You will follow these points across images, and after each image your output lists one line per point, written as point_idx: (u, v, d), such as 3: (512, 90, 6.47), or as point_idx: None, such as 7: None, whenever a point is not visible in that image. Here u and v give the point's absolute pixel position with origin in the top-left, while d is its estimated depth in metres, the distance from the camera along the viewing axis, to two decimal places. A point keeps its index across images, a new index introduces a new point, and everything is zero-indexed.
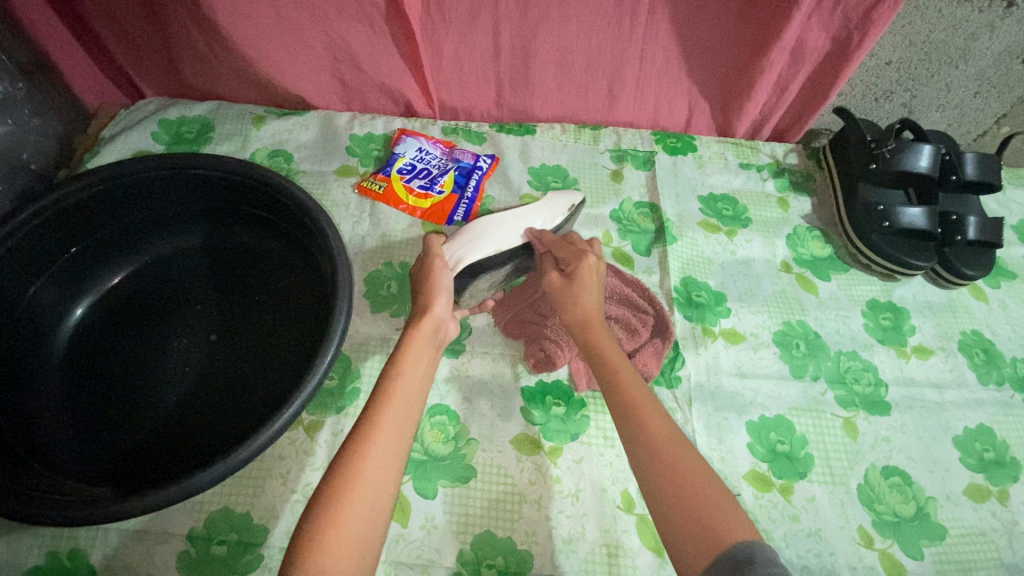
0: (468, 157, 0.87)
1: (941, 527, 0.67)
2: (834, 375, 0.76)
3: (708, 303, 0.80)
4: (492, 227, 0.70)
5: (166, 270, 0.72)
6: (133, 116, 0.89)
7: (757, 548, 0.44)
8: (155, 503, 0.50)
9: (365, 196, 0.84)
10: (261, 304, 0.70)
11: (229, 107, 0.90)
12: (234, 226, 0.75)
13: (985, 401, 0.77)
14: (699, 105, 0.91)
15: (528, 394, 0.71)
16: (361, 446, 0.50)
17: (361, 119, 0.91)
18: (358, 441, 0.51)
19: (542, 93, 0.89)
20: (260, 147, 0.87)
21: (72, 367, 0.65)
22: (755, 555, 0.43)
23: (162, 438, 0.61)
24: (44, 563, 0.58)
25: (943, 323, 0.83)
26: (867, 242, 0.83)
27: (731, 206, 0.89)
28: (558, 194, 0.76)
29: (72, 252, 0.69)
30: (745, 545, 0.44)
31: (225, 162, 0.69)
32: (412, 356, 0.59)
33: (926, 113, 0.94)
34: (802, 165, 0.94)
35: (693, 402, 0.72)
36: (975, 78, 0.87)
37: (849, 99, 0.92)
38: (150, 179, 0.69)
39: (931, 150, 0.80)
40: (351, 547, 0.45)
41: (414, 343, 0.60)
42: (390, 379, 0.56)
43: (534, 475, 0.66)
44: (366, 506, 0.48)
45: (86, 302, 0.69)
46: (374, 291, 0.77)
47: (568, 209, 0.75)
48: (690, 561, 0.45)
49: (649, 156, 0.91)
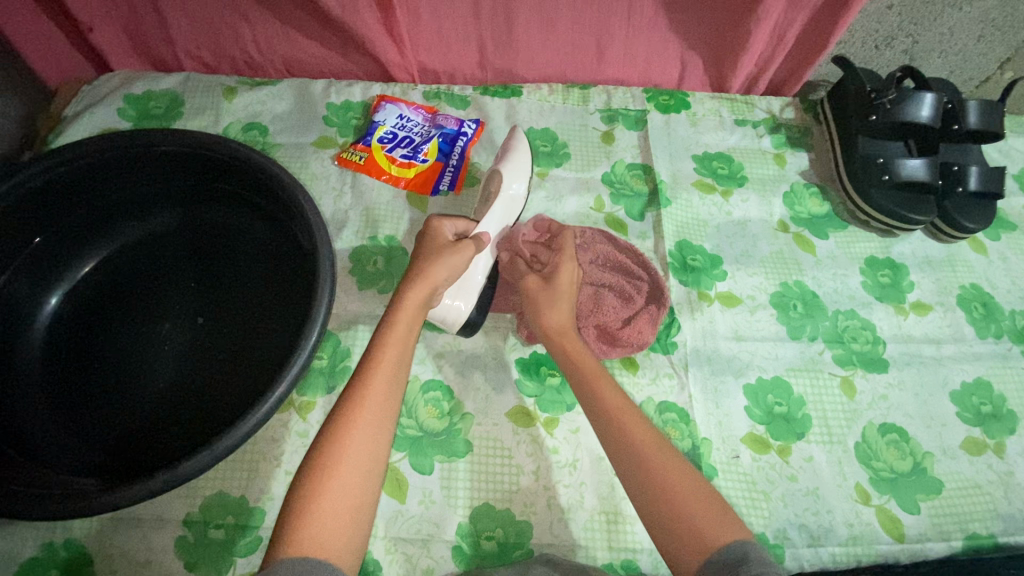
0: (451, 123, 0.83)
1: (938, 481, 0.68)
2: (831, 334, 0.75)
3: (703, 266, 0.78)
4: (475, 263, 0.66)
5: (144, 252, 0.69)
6: (96, 92, 0.84)
7: (750, 547, 0.44)
8: (145, 493, 0.48)
9: (345, 168, 0.80)
10: (244, 284, 0.67)
11: (197, 79, 0.85)
12: (211, 204, 0.71)
13: (982, 354, 0.76)
14: (691, 59, 0.87)
15: (522, 365, 0.70)
16: (347, 422, 0.49)
17: (338, 86, 0.86)
18: (345, 417, 0.50)
19: (527, 52, 0.84)
20: (233, 120, 0.82)
21: (53, 358, 0.63)
22: (748, 554, 0.43)
23: (152, 424, 0.60)
24: (40, 554, 0.57)
25: (942, 277, 0.81)
26: (866, 197, 0.81)
27: (726, 164, 0.86)
28: (508, 173, 0.71)
29: (39, 240, 0.65)
30: (739, 545, 0.44)
31: (194, 137, 0.65)
32: (405, 326, 0.56)
33: (928, 60, 0.90)
34: (799, 119, 0.91)
35: (689, 366, 0.71)
36: (979, 20, 0.83)
37: (848, 47, 0.88)
38: (114, 159, 0.65)
39: (933, 99, 0.77)
40: (337, 526, 0.45)
41: (405, 312, 0.56)
42: (376, 351, 0.54)
43: (531, 447, 0.66)
44: (352, 483, 0.47)
45: (62, 290, 0.66)
46: (361, 267, 0.74)
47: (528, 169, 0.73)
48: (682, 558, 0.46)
49: (641, 115, 0.88)
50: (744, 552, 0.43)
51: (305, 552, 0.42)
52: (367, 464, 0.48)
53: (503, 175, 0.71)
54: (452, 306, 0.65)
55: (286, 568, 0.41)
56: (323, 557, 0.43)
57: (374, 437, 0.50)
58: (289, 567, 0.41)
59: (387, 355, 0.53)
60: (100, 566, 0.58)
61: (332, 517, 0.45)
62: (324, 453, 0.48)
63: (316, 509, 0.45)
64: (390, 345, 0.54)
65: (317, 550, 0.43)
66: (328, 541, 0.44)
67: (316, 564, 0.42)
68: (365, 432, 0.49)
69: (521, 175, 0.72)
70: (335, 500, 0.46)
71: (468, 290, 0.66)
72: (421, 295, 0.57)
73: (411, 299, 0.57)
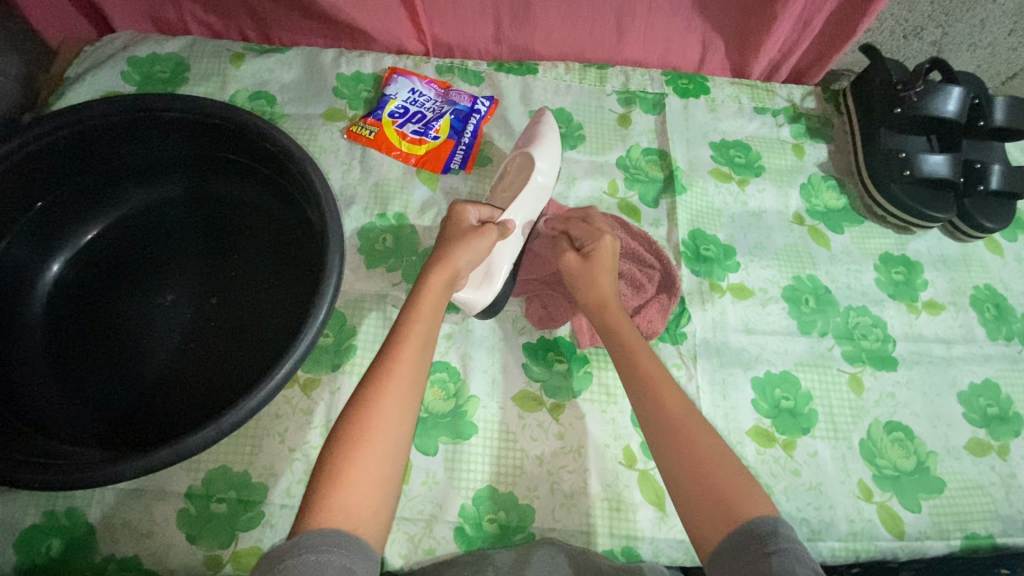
0: (465, 99, 0.81)
1: (940, 481, 0.68)
2: (843, 330, 0.74)
3: (716, 257, 0.77)
4: (500, 248, 0.65)
5: (147, 220, 0.67)
6: (98, 53, 0.81)
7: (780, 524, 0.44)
8: (146, 467, 0.48)
9: (354, 142, 0.78)
10: (250, 259, 0.66)
11: (204, 44, 0.82)
12: (215, 174, 0.69)
13: (992, 356, 0.76)
14: (713, 42, 0.84)
15: (529, 350, 0.69)
16: (373, 396, 0.49)
17: (348, 56, 0.83)
18: (370, 391, 0.49)
19: (544, 28, 0.81)
20: (240, 88, 0.80)
21: (55, 327, 0.62)
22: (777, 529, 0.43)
23: (157, 397, 0.60)
24: (41, 521, 0.57)
25: (957, 277, 0.80)
26: (885, 192, 0.79)
27: (744, 153, 0.84)
28: (535, 152, 0.69)
29: (39, 205, 0.64)
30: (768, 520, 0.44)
31: (201, 103, 0.63)
32: (429, 306, 0.55)
33: (956, 53, 0.88)
34: (821, 109, 0.88)
35: (697, 357, 0.71)
36: (1012, 13, 0.80)
37: (876, 35, 0.85)
38: (121, 124, 0.64)
39: (960, 93, 0.75)
40: (365, 501, 0.45)
41: (430, 290, 0.56)
42: (404, 328, 0.53)
43: (535, 431, 0.65)
44: (379, 457, 0.47)
45: (63, 258, 0.65)
46: (369, 245, 0.73)
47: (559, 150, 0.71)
48: (707, 536, 0.46)
49: (659, 99, 0.85)
50: (774, 526, 0.43)
51: (334, 523, 0.42)
52: (394, 440, 0.48)
53: (528, 153, 0.69)
54: (471, 292, 0.64)
55: (315, 538, 0.40)
56: (350, 529, 0.42)
57: (400, 412, 0.49)
58: (319, 538, 0.41)
59: (411, 332, 0.53)
60: (103, 536, 0.58)
61: (359, 491, 0.45)
62: (351, 427, 0.47)
63: (344, 483, 0.44)
64: (418, 323, 0.54)
65: (345, 521, 0.43)
66: (355, 515, 0.44)
67: (344, 536, 0.41)
68: (392, 407, 0.49)
69: (549, 155, 0.70)
70: (364, 473, 0.45)
71: (490, 278, 0.65)
72: (445, 277, 0.57)
73: (434, 279, 0.56)
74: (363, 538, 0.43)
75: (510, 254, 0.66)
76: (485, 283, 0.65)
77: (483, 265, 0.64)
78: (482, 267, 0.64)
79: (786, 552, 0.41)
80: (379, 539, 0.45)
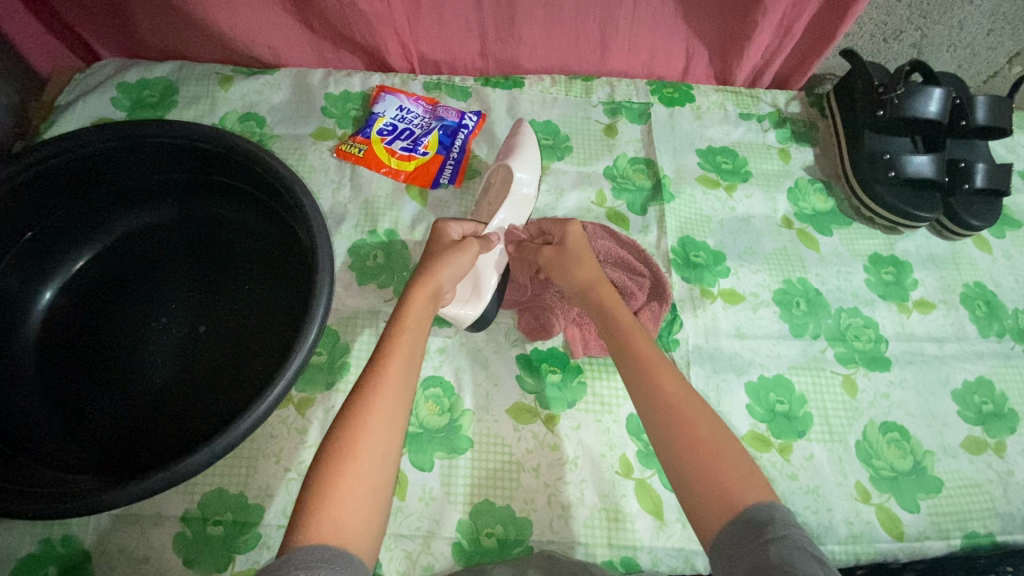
0: (452, 115, 0.82)
1: (938, 481, 0.68)
2: (834, 332, 0.75)
3: (706, 263, 0.77)
4: (485, 262, 0.65)
5: (139, 244, 0.68)
6: (88, 80, 0.82)
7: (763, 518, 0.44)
8: (139, 492, 0.48)
9: (344, 160, 0.79)
10: (242, 280, 0.66)
11: (193, 67, 0.83)
12: (205, 197, 0.70)
13: (985, 352, 0.76)
14: (696, 51, 0.85)
15: (523, 362, 0.69)
16: (361, 412, 0.49)
17: (336, 75, 0.84)
18: (359, 406, 0.49)
19: (529, 42, 0.82)
20: (230, 110, 0.81)
21: (49, 355, 0.62)
22: (773, 514, 0.45)
23: (151, 421, 0.60)
24: (37, 550, 0.57)
25: (946, 276, 0.81)
26: (871, 193, 0.79)
27: (731, 159, 0.85)
28: (515, 164, 0.70)
29: (29, 236, 0.64)
30: (759, 517, 0.45)
31: (189, 128, 0.64)
32: (414, 320, 0.56)
33: (936, 53, 0.89)
34: (805, 113, 0.89)
35: (691, 364, 0.71)
36: (989, 14, 0.82)
37: (856, 40, 0.86)
38: (110, 151, 0.64)
39: (942, 94, 0.76)
40: (353, 516, 0.45)
41: (414, 305, 0.57)
42: (389, 343, 0.54)
43: (531, 444, 0.65)
44: (368, 471, 0.47)
45: (56, 285, 0.65)
46: (361, 262, 0.73)
47: (539, 159, 0.72)
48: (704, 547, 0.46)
49: (644, 108, 0.86)
50: (770, 512, 0.45)
51: (323, 539, 0.42)
52: (382, 454, 0.48)
53: (509, 166, 0.70)
54: (459, 307, 0.65)
55: (305, 553, 0.40)
56: (339, 544, 0.42)
57: (389, 427, 0.49)
58: (308, 554, 0.40)
59: (399, 346, 0.54)
60: (99, 562, 0.57)
61: (348, 506, 0.45)
62: (339, 442, 0.47)
63: (333, 499, 0.45)
64: (402, 339, 0.54)
65: (334, 536, 0.43)
66: (345, 529, 0.44)
67: (334, 551, 0.41)
68: (381, 422, 0.49)
69: (530, 165, 0.71)
70: (352, 487, 0.46)
71: (478, 293, 0.66)
72: (427, 291, 0.57)
73: (417, 294, 0.57)
74: (352, 552, 0.43)
75: (496, 266, 0.67)
76: (472, 298, 0.66)
77: (470, 280, 0.65)
78: (469, 283, 0.65)
79: (783, 539, 0.42)
80: (368, 552, 0.45)
